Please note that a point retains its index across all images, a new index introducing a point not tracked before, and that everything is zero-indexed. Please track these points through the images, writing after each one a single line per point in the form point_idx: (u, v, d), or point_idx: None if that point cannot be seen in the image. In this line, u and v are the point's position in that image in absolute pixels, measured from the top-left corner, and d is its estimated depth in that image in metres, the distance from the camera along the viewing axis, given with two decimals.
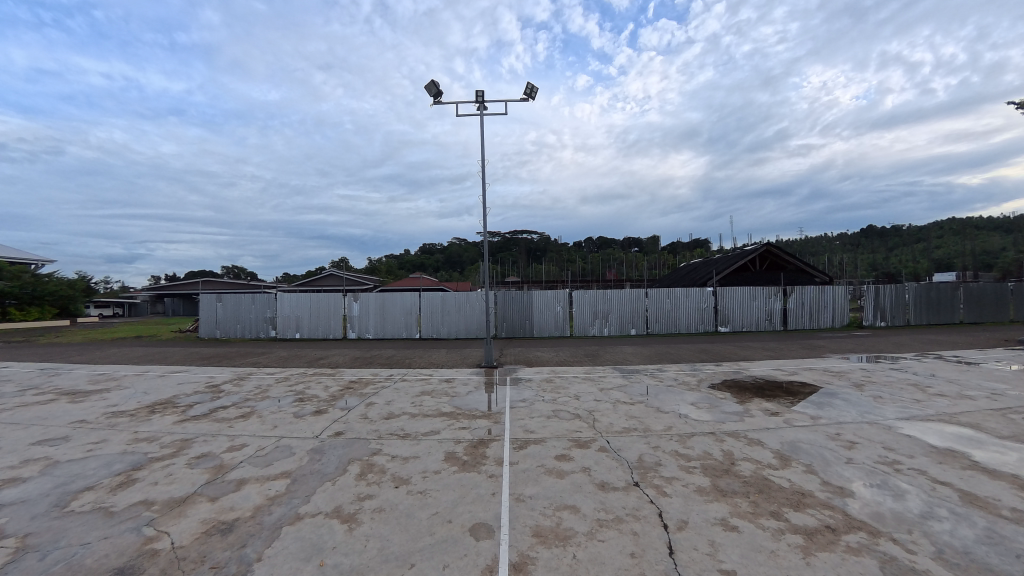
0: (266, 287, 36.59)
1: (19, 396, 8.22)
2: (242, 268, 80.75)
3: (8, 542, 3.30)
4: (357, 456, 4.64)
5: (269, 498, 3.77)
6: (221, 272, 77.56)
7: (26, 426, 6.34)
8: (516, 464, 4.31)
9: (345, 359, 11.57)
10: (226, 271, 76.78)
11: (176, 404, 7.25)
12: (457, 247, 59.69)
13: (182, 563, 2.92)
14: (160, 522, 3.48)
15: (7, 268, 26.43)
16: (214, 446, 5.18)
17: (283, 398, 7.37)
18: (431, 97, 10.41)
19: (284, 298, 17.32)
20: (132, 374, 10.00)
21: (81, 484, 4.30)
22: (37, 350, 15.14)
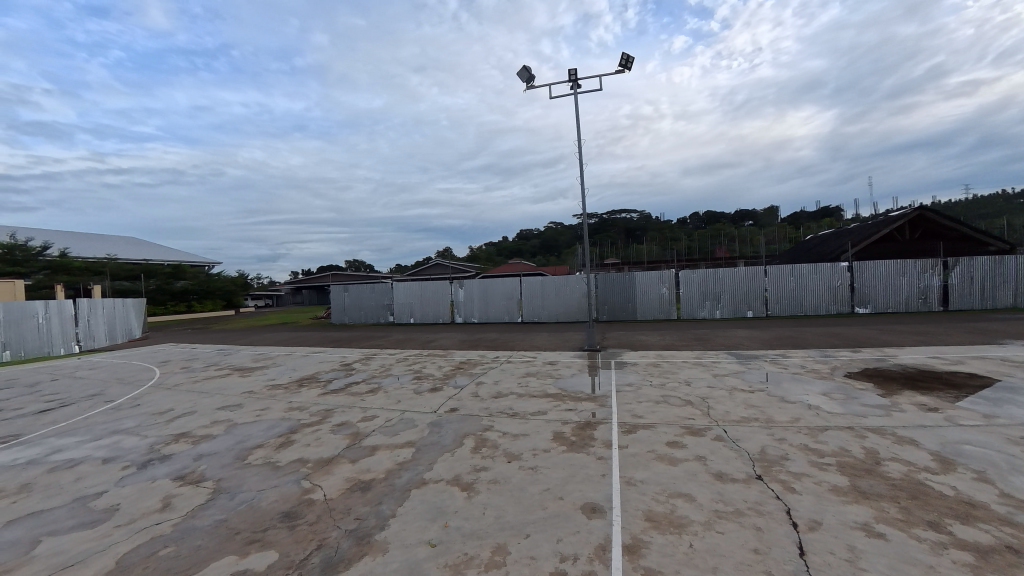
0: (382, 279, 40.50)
1: (204, 371, 10.27)
2: (361, 262, 90.36)
3: (209, 484, 4.22)
4: (471, 431, 4.96)
5: (398, 463, 4.23)
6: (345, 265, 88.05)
7: (213, 394, 7.92)
8: (625, 448, 4.24)
9: (454, 342, 12.32)
10: (350, 264, 86.75)
11: (318, 379, 8.46)
12: (552, 232, 59.57)
13: (333, 513, 3.42)
14: (313, 476, 4.12)
15: (190, 270, 33.14)
16: (350, 416, 5.94)
17: (403, 376, 8.19)
18: (524, 83, 10.43)
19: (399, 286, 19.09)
20: (283, 354, 11.88)
21: (253, 442, 5.27)
22: (216, 334, 18.71)
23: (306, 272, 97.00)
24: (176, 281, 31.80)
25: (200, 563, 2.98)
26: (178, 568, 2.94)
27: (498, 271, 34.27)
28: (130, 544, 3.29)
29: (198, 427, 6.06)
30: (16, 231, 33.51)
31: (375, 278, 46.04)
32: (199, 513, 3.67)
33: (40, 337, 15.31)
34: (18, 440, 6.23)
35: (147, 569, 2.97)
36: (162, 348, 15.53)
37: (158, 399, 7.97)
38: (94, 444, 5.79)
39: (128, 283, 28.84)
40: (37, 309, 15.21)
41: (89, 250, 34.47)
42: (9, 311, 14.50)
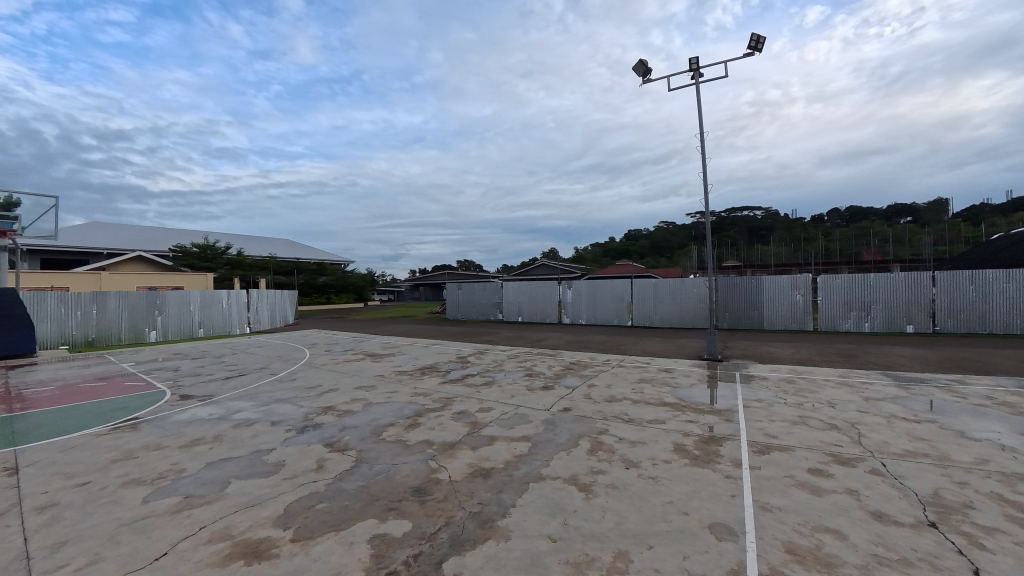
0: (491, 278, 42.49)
1: (345, 354, 11.84)
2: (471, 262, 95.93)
3: (354, 452, 4.86)
4: (585, 432, 4.98)
5: (515, 456, 4.42)
6: (458, 265, 94.41)
7: (353, 375, 9.10)
8: (756, 469, 3.89)
9: (561, 343, 12.41)
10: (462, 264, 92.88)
11: (437, 369, 9.21)
12: (662, 231, 56.58)
13: (458, 495, 3.70)
14: (439, 458, 4.51)
15: (331, 267, 38.51)
16: (468, 406, 6.35)
17: (515, 372, 8.51)
18: (640, 77, 10.09)
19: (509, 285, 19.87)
20: (406, 344, 13.15)
21: (387, 420, 5.94)
22: (352, 323, 21.43)
23: (422, 271, 105.76)
24: (319, 277, 37.09)
25: (350, 520, 3.45)
26: (331, 522, 3.44)
27: (606, 273, 33.66)
28: (294, 495, 3.95)
29: (340, 402, 7.01)
30: (211, 235, 42.23)
31: (484, 277, 48.52)
32: (345, 477, 4.24)
33: (225, 319, 18.99)
34: (212, 400, 7.83)
35: (308, 518, 3.52)
36: (311, 333, 18.25)
37: (310, 375, 9.40)
38: (264, 408, 7.04)
39: (285, 277, 34.47)
40: (223, 297, 18.89)
41: (259, 250, 41.97)
42: (205, 297, 18.24)
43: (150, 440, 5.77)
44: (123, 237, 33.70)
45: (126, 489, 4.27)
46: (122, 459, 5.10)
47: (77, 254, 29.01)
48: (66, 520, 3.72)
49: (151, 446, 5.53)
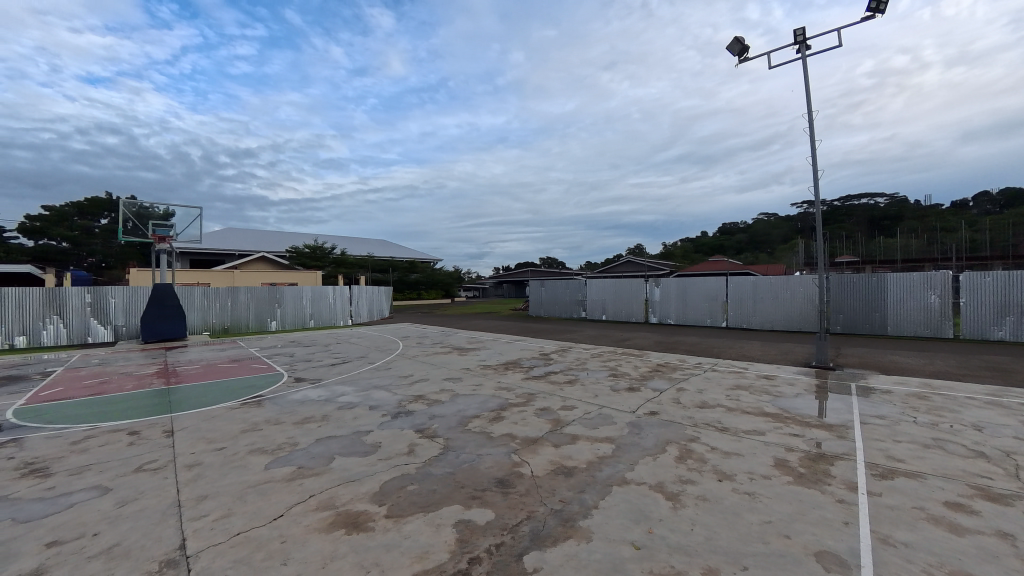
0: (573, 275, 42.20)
1: (434, 347, 12.58)
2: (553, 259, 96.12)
3: (442, 440, 5.16)
4: (673, 439, 4.77)
5: (598, 457, 4.38)
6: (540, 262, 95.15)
7: (442, 367, 9.64)
8: (877, 496, 3.43)
9: (647, 343, 11.98)
10: (545, 261, 93.46)
11: (521, 364, 9.40)
12: (762, 224, 51.78)
13: (540, 490, 3.77)
14: (522, 452, 4.61)
15: (422, 265, 41.01)
16: (551, 403, 6.42)
17: (599, 372, 8.39)
18: (735, 57, 9.32)
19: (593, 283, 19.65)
20: (490, 340, 13.62)
21: (472, 412, 6.22)
22: (440, 318, 22.66)
23: (505, 268, 108.37)
24: (411, 274, 39.72)
25: (438, 503, 3.68)
26: (420, 503, 3.69)
27: (697, 270, 31.70)
28: (389, 475, 4.30)
29: (430, 392, 7.48)
30: (320, 237, 47.29)
31: (566, 274, 48.33)
32: (434, 462, 4.53)
33: (331, 311, 21.15)
34: (321, 383, 8.80)
35: (401, 498, 3.82)
36: (404, 326, 19.65)
37: (403, 366, 10.14)
38: (364, 393, 7.76)
39: (381, 274, 37.49)
40: (330, 292, 21.06)
41: (359, 249, 46.13)
42: (315, 291, 20.45)
43: (273, 415, 6.67)
44: (252, 240, 39.13)
45: (253, 456, 4.98)
46: (250, 430, 5.95)
47: (218, 255, 34.28)
48: (209, 477, 4.44)
49: (273, 420, 6.38)
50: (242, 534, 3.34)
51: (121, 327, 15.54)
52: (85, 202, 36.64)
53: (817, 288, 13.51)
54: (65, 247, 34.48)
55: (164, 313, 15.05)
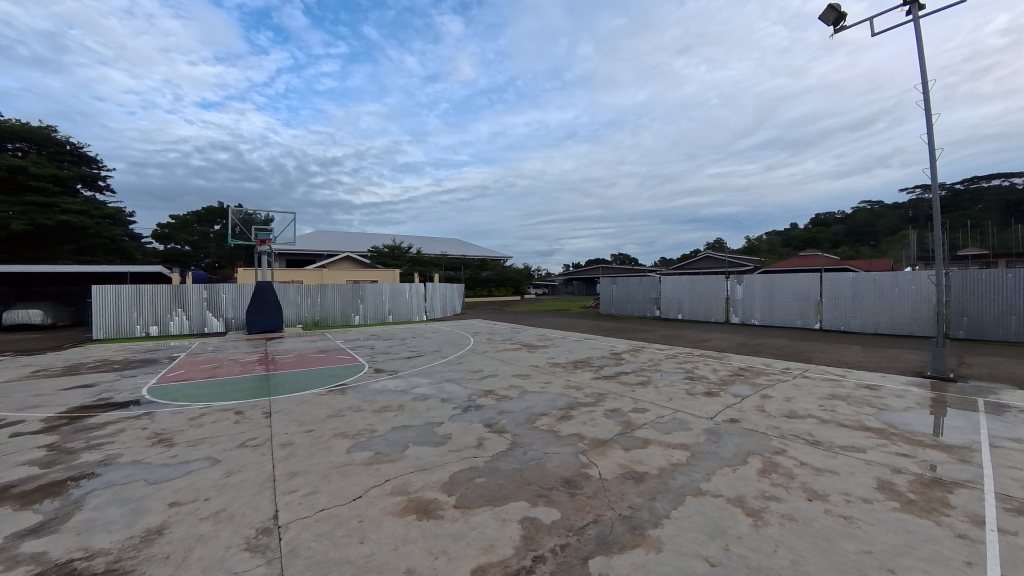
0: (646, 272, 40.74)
1: (505, 344, 12.81)
2: (623, 256, 93.58)
3: (510, 435, 5.25)
4: (756, 450, 4.42)
5: (671, 464, 4.19)
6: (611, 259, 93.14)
7: (511, 363, 9.80)
8: (1013, 536, 2.91)
9: (727, 344, 11.22)
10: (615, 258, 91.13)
11: (590, 363, 9.25)
12: (865, 213, 46.18)
13: (607, 494, 3.69)
14: (590, 453, 4.54)
15: (492, 263, 41.95)
16: (622, 404, 6.24)
17: (674, 374, 8.02)
18: (829, 27, 8.37)
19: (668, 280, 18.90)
20: (559, 337, 13.57)
21: (540, 409, 6.25)
22: (510, 315, 23.04)
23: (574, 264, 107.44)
24: (482, 271, 40.93)
25: (505, 498, 3.74)
26: (487, 497, 3.77)
27: (787, 265, 29.09)
28: (458, 466, 4.45)
29: (499, 388, 7.61)
30: (397, 237, 50.12)
31: (639, 271, 46.81)
32: (502, 457, 4.61)
33: (408, 307, 22.34)
34: (398, 375, 9.34)
35: (469, 489, 3.93)
36: (475, 322, 20.26)
37: (474, 361, 10.45)
38: (436, 386, 8.11)
39: (454, 272, 38.93)
40: (407, 289, 22.19)
41: (432, 248, 48.23)
42: (393, 288, 21.71)
43: (355, 402, 7.19)
44: (338, 242, 42.49)
45: (338, 440, 5.41)
46: (335, 415, 6.48)
47: (309, 255, 37.68)
48: (299, 456, 4.90)
49: (354, 407, 6.88)
50: (326, 511, 3.64)
51: (230, 319, 17.63)
52: (201, 211, 42.17)
53: (935, 286, 11.78)
54: (188, 250, 39.95)
55: (264, 307, 16.82)
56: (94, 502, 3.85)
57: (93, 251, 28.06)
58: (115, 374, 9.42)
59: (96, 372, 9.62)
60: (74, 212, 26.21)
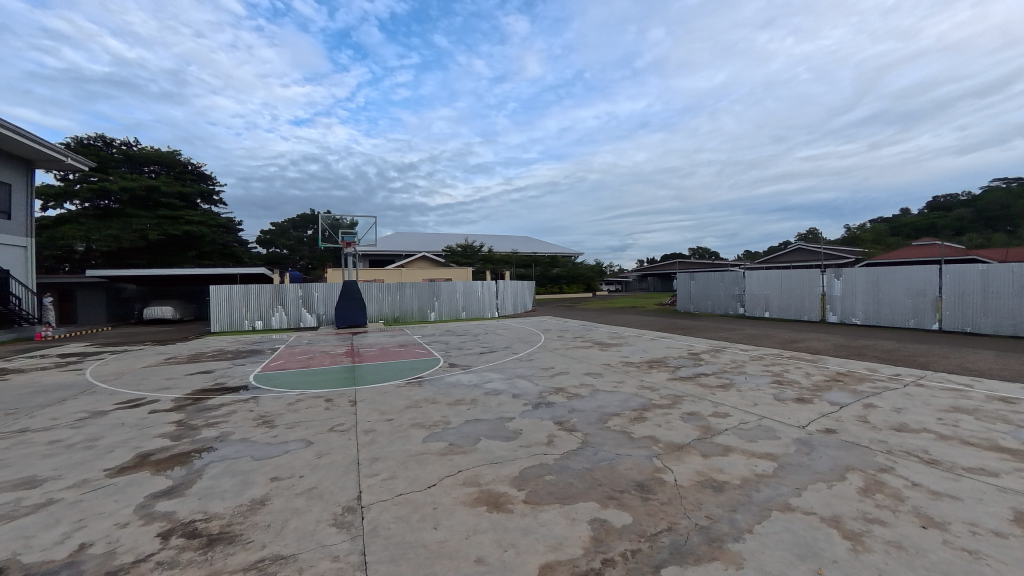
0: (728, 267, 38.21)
1: (576, 341, 12.72)
2: (701, 250, 88.45)
3: (581, 434, 5.21)
4: (857, 465, 3.97)
5: (755, 475, 3.91)
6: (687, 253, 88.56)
7: (583, 361, 9.72)
8: None
9: (823, 346, 10.19)
10: (691, 252, 86.55)
11: (667, 363, 8.89)
12: (1001, 193, 39.30)
13: (683, 501, 3.53)
14: (665, 458, 4.37)
15: (562, 260, 41.78)
16: (700, 408, 5.92)
17: (759, 377, 7.44)
18: None
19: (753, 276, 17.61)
20: (633, 335, 13.19)
21: (613, 409, 6.12)
22: (581, 313, 22.84)
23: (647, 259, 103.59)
24: (552, 268, 40.93)
25: (575, 497, 3.72)
26: (557, 494, 3.78)
27: (899, 256, 25.59)
28: (529, 462, 4.50)
29: (570, 386, 7.59)
30: (468, 236, 51.73)
31: (719, 265, 44.05)
32: (572, 456, 4.58)
33: (480, 305, 22.97)
34: (472, 369, 9.66)
35: (539, 485, 3.97)
36: (545, 319, 20.34)
37: (546, 358, 10.50)
38: (509, 381, 8.27)
39: (524, 270, 39.35)
40: (479, 287, 22.85)
41: (503, 246, 49.08)
42: (466, 286, 22.44)
43: (431, 395, 7.56)
44: (414, 243, 44.84)
45: (416, 429, 5.72)
46: (413, 406, 6.86)
47: (389, 256, 40.23)
48: (381, 443, 5.25)
49: (431, 399, 7.25)
50: (404, 496, 3.87)
51: (321, 315, 19.33)
52: (296, 218, 46.85)
53: None
54: (286, 253, 44.47)
55: (350, 304, 18.23)
56: (211, 472, 4.43)
57: (211, 256, 32.25)
58: (230, 362, 10.79)
59: (214, 360, 11.09)
60: (194, 223, 30.33)
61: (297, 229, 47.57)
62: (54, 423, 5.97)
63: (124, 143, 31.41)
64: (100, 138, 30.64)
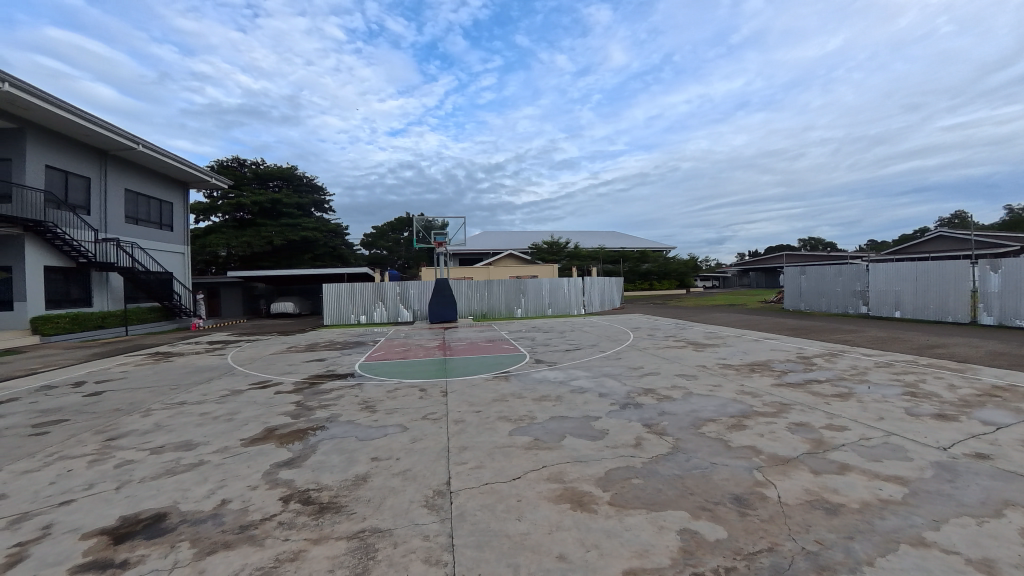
0: (851, 259, 33.29)
1: (666, 340, 12.08)
2: (816, 240, 78.26)
3: (671, 439, 4.94)
4: (1023, 501, 3.24)
5: (880, 500, 3.38)
6: (799, 245, 79.06)
7: (674, 361, 9.21)
8: None
9: (977, 353, 8.43)
10: (804, 243, 77.04)
11: (771, 368, 8.04)
12: None
13: (789, 521, 3.18)
14: (767, 472, 3.96)
15: (653, 255, 39.86)
16: (812, 419, 5.26)
17: (889, 387, 6.39)
18: None
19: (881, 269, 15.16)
20: (732, 336, 12.16)
21: (707, 414, 5.70)
22: (672, 310, 21.62)
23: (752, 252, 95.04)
24: (642, 264, 39.27)
25: (663, 505, 3.54)
26: (644, 500, 3.63)
27: None
28: (614, 463, 4.39)
29: (660, 387, 7.23)
30: (555, 233, 51.69)
31: (840, 258, 38.62)
32: (661, 460, 4.37)
33: (566, 301, 22.85)
34: (557, 366, 9.68)
35: (625, 488, 3.84)
36: (634, 317, 19.60)
37: (633, 357, 10.13)
38: (595, 380, 8.13)
39: (612, 266, 38.26)
40: (565, 284, 22.76)
41: (589, 242, 48.25)
42: (552, 283, 22.49)
43: (517, 389, 7.72)
44: (501, 241, 46.03)
45: (501, 422, 5.89)
46: (500, 399, 7.07)
47: (478, 254, 41.83)
48: (469, 433, 5.50)
49: (517, 394, 7.40)
50: (489, 485, 4.02)
51: (417, 311, 20.76)
52: (395, 221, 50.78)
53: None
54: (386, 254, 48.52)
55: (442, 300, 19.32)
56: (323, 448, 5.01)
57: (324, 258, 36.33)
58: (340, 352, 12.10)
59: (328, 350, 12.52)
60: (310, 229, 34.48)
61: (395, 231, 51.55)
62: (207, 398, 7.21)
63: (254, 162, 36.63)
64: (237, 159, 36.05)
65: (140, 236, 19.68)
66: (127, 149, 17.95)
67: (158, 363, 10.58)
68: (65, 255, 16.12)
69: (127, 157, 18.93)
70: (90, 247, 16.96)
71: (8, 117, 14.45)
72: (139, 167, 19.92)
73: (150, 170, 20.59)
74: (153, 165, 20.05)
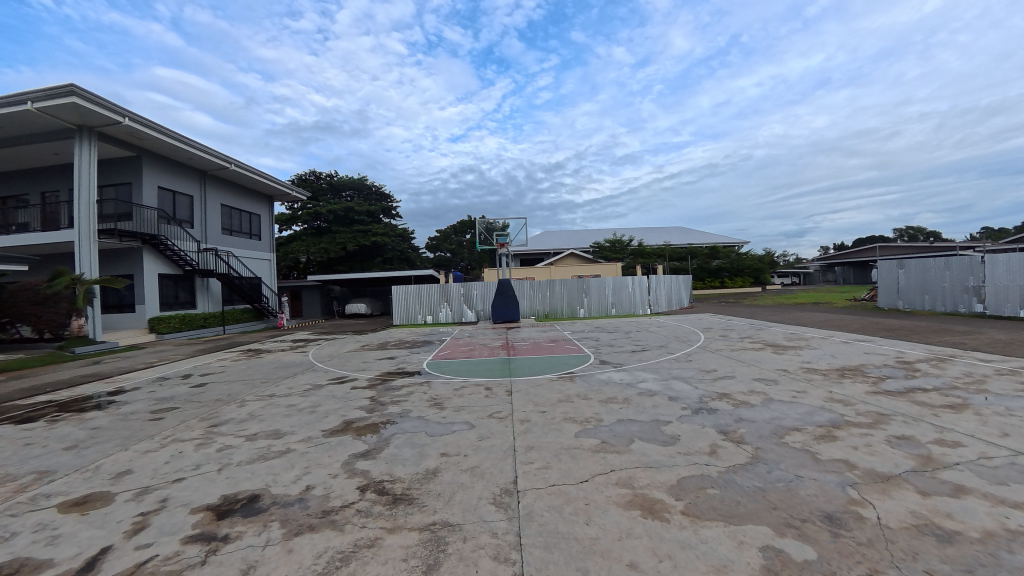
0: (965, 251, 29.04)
1: (741, 342, 11.33)
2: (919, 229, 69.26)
3: (750, 448, 4.61)
4: None
5: (1009, 530, 2.91)
6: (897, 235, 70.46)
7: (750, 364, 8.61)
8: None
9: None
10: (904, 233, 68.54)
11: (866, 373, 7.23)
12: None
13: (892, 547, 2.83)
14: (865, 490, 3.56)
15: (724, 251, 37.56)
16: (918, 432, 4.66)
17: (1019, 398, 5.48)
18: None
19: (1002, 261, 13.10)
20: (817, 337, 11.13)
21: (791, 423, 5.25)
22: (746, 309, 20.24)
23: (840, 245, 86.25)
24: (712, 261, 37.11)
25: (743, 518, 3.31)
26: (721, 511, 3.42)
27: None
28: (687, 471, 4.18)
29: (735, 392, 6.78)
30: (617, 230, 50.40)
31: (950, 249, 33.85)
32: (739, 471, 4.09)
33: (631, 301, 22.18)
34: (623, 367, 9.43)
35: (700, 498, 3.64)
36: (704, 317, 18.61)
37: (705, 359, 9.61)
38: (663, 382, 7.82)
39: (679, 263, 36.58)
40: (630, 283, 22.11)
41: (653, 239, 46.62)
42: (616, 281, 21.90)
43: (582, 390, 7.62)
44: (562, 240, 45.74)
45: (566, 423, 5.85)
46: (565, 400, 7.03)
47: (539, 254, 41.91)
48: (534, 433, 5.51)
49: (582, 395, 7.31)
50: (556, 486, 4.00)
51: (480, 312, 21.26)
52: (458, 224, 52.31)
53: None
54: (450, 256, 50.14)
55: (504, 301, 19.58)
56: (396, 442, 5.26)
57: (393, 262, 38.27)
58: (410, 350, 12.70)
59: (398, 348, 13.20)
60: (380, 234, 36.52)
61: (458, 234, 53.07)
62: (294, 392, 7.88)
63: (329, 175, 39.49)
64: (314, 172, 39.07)
65: (234, 246, 22.02)
66: (222, 169, 20.14)
67: (252, 359, 11.75)
68: (175, 263, 18.44)
69: (222, 176, 21.25)
70: (194, 257, 19.25)
71: (131, 147, 16.84)
72: (232, 185, 22.26)
73: (241, 187, 22.93)
74: (244, 182, 22.33)
